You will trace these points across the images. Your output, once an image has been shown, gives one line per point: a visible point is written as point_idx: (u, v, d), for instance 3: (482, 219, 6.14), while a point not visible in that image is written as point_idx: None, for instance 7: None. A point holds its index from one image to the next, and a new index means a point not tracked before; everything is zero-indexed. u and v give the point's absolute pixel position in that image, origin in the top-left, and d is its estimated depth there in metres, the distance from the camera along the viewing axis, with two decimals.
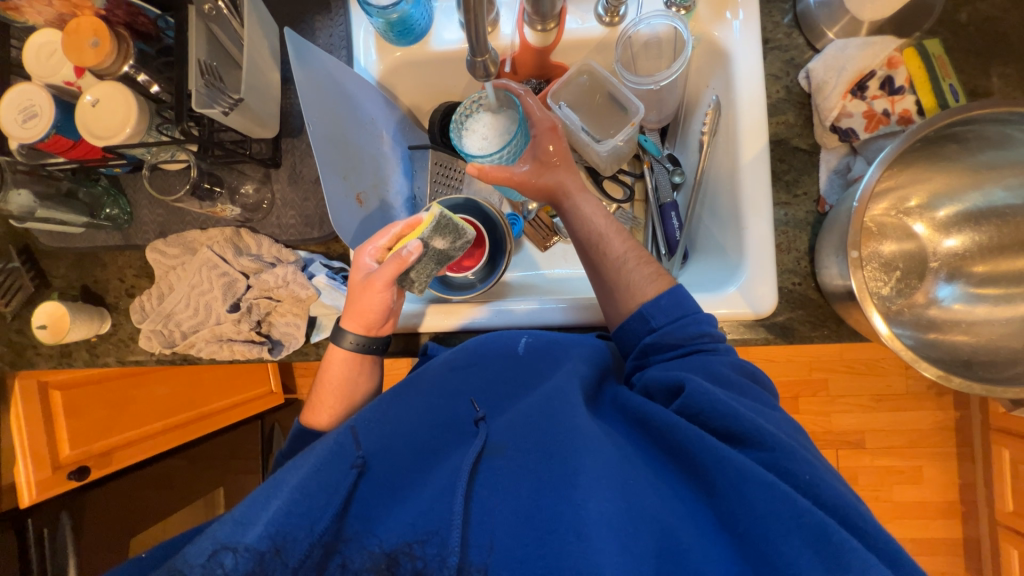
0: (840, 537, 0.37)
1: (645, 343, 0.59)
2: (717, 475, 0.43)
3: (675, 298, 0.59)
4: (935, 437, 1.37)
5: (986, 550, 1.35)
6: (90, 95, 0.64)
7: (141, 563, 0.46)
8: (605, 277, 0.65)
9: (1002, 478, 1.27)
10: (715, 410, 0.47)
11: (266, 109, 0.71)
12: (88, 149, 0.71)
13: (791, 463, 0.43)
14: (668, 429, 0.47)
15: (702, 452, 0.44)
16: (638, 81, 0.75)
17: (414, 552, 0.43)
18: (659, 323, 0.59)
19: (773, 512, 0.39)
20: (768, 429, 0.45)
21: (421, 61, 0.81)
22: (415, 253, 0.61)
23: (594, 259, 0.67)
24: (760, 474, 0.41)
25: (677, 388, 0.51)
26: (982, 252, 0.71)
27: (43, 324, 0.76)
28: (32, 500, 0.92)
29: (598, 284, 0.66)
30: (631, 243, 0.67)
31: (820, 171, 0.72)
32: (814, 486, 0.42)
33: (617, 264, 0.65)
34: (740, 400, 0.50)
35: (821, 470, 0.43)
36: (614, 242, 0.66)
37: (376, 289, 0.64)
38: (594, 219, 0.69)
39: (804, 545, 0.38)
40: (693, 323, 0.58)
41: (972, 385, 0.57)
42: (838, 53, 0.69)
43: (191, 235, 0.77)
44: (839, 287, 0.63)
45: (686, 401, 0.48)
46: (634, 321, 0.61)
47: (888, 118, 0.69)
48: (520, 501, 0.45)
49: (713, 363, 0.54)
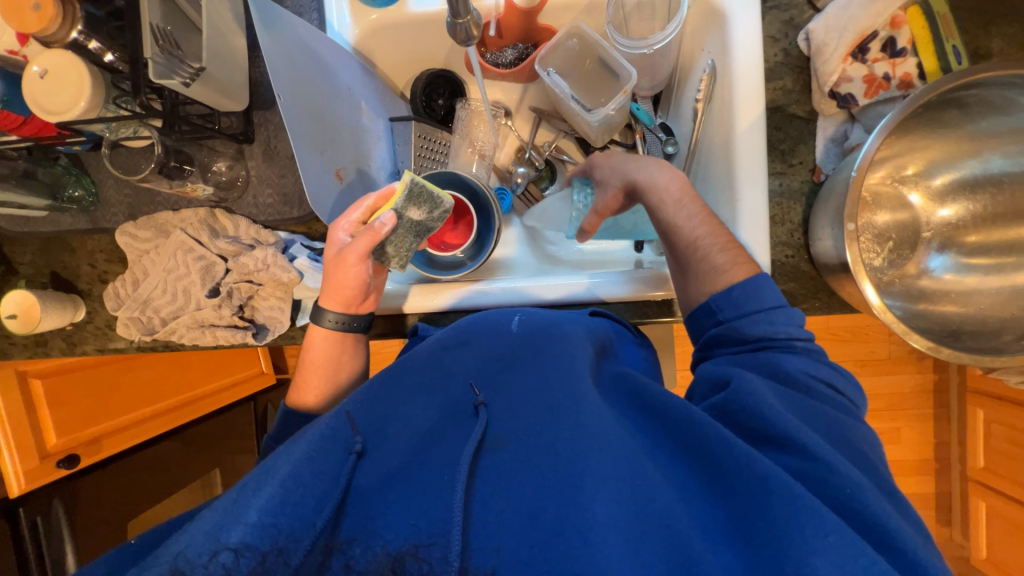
0: (866, 558, 0.37)
1: (709, 335, 0.58)
2: (741, 482, 0.43)
3: (748, 290, 0.56)
4: (914, 399, 1.42)
5: (957, 503, 1.42)
6: (36, 65, 0.59)
7: (131, 547, 0.46)
8: (686, 266, 0.62)
9: (975, 437, 1.32)
10: (760, 418, 0.46)
11: (234, 79, 0.66)
12: (41, 126, 0.65)
13: (834, 477, 0.42)
14: (690, 427, 0.47)
15: (726, 455, 0.44)
16: (630, 44, 0.71)
17: (420, 554, 0.42)
18: (727, 316, 0.57)
19: (795, 525, 0.38)
20: (811, 440, 0.44)
21: (399, 25, 0.76)
22: (387, 225, 0.59)
23: (670, 250, 0.64)
24: (788, 486, 0.40)
25: (724, 384, 0.52)
26: (975, 221, 0.70)
27: (13, 313, 0.73)
28: (22, 489, 0.91)
29: (677, 269, 0.64)
30: (705, 226, 0.61)
31: (817, 140, 0.70)
32: (856, 506, 0.40)
33: (690, 249, 0.61)
34: (782, 396, 0.49)
35: (868, 489, 0.42)
36: (684, 227, 0.62)
37: (349, 263, 0.62)
38: (663, 207, 0.64)
39: (828, 563, 0.36)
40: (763, 320, 0.55)
41: (961, 355, 0.57)
42: (840, 13, 0.66)
43: (162, 217, 0.73)
44: (832, 259, 0.62)
45: (730, 398, 0.49)
46: (702, 312, 0.59)
47: (888, 82, 0.66)
48: (526, 500, 0.45)
49: (782, 361, 0.52)
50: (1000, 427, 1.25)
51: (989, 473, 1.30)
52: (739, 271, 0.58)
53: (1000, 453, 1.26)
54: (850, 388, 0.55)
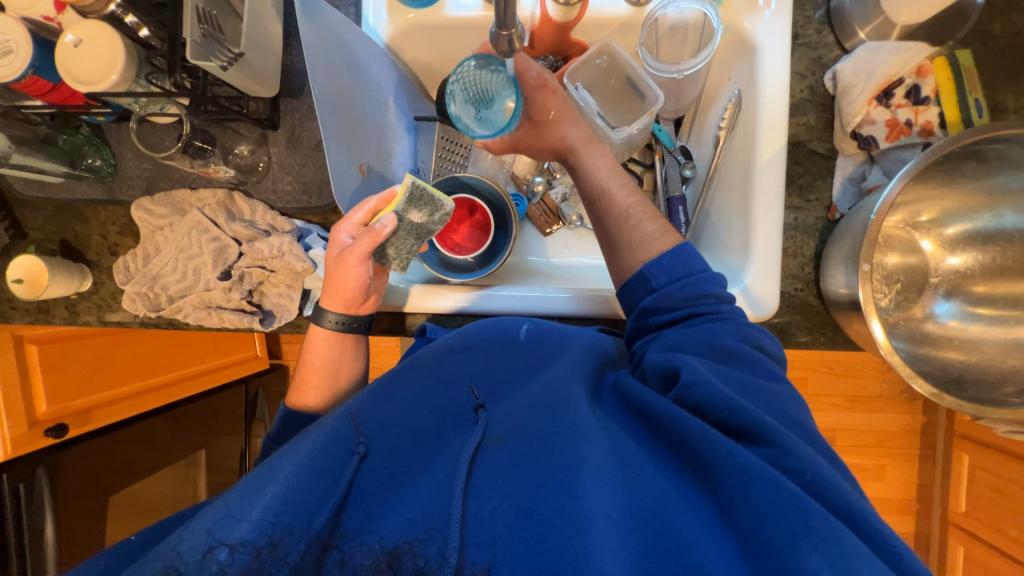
0: (850, 543, 0.38)
1: (646, 304, 0.60)
2: (723, 473, 0.44)
3: (678, 257, 0.60)
4: (900, 439, 1.43)
5: (934, 546, 1.43)
6: (71, 34, 0.59)
7: (129, 547, 0.46)
8: (611, 232, 0.66)
9: (959, 481, 1.34)
10: (712, 403, 0.48)
11: (267, 65, 0.66)
12: (69, 94, 0.66)
13: (799, 465, 0.44)
14: (672, 424, 0.49)
15: (708, 448, 0.45)
16: (660, 67, 0.72)
17: (416, 550, 0.43)
18: (662, 282, 0.60)
19: (779, 514, 0.40)
20: (769, 424, 0.46)
21: (433, 26, 0.77)
22: (388, 228, 0.60)
23: (597, 213, 0.67)
24: (763, 472, 0.42)
25: (675, 375, 0.53)
26: (984, 272, 0.71)
27: (20, 278, 0.72)
28: (7, 454, 0.89)
29: (603, 238, 0.67)
30: (634, 196, 0.67)
31: (836, 178, 0.71)
32: (821, 488, 0.42)
33: (621, 219, 0.65)
34: (724, 376, 0.52)
35: (828, 468, 0.44)
36: (617, 196, 0.66)
37: (349, 264, 0.63)
38: (598, 172, 0.68)
39: (813, 548, 0.38)
40: (696, 283, 0.59)
41: (963, 403, 0.58)
42: (869, 56, 0.67)
43: (180, 195, 0.73)
44: (842, 296, 0.63)
45: (684, 391, 0.50)
46: (636, 281, 0.62)
47: (910, 128, 0.68)
48: (521, 495, 0.45)
49: (715, 333, 0.55)
50: (985, 474, 1.27)
51: (970, 518, 1.32)
52: (667, 238, 0.63)
53: (982, 499, 1.28)
54: (772, 343, 0.59)
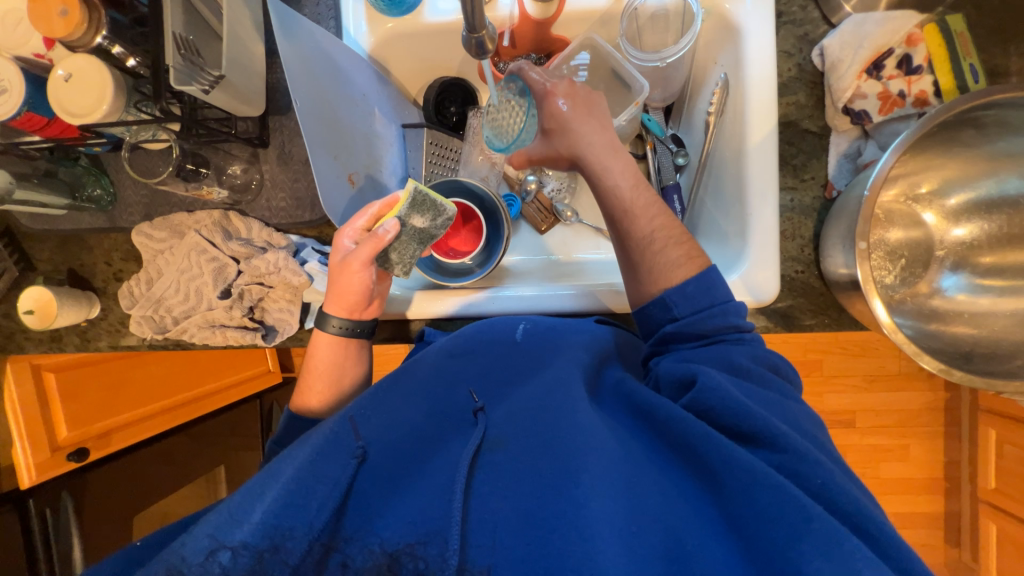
0: (852, 546, 0.38)
1: (665, 331, 0.58)
2: (727, 477, 0.43)
3: (701, 285, 0.58)
4: (923, 417, 1.40)
5: (966, 525, 1.39)
6: (61, 69, 0.60)
7: (136, 551, 0.47)
8: (632, 254, 0.63)
9: (987, 457, 1.30)
10: (724, 407, 0.47)
11: (251, 85, 0.67)
12: (64, 127, 0.67)
13: (805, 467, 0.43)
14: (677, 426, 0.48)
15: (711, 450, 0.45)
16: (643, 57, 0.72)
17: (416, 552, 0.43)
18: (682, 312, 0.58)
19: (782, 517, 0.40)
20: (782, 430, 0.45)
21: (413, 34, 0.77)
22: (392, 232, 0.61)
23: (619, 235, 0.64)
24: (769, 476, 0.42)
25: (690, 382, 0.51)
26: (990, 242, 0.69)
27: (30, 309, 0.74)
28: (33, 481, 0.93)
29: (625, 262, 0.64)
30: (660, 218, 0.62)
31: (830, 156, 0.70)
32: (830, 491, 0.42)
33: (644, 243, 0.62)
34: (742, 387, 0.51)
35: (835, 472, 0.43)
36: (640, 219, 0.62)
37: (354, 269, 0.63)
38: (621, 190, 0.64)
39: (815, 551, 0.38)
40: (718, 315, 0.57)
41: (973, 378, 0.57)
42: (856, 29, 0.66)
43: (177, 218, 0.75)
44: (842, 276, 0.62)
45: (697, 395, 0.49)
46: (657, 308, 0.59)
47: (903, 100, 0.66)
48: (522, 498, 0.45)
49: (732, 353, 0.54)
50: (1013, 448, 1.23)
51: (1001, 494, 1.28)
52: (692, 266, 0.59)
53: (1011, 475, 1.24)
54: (788, 368, 0.59)
